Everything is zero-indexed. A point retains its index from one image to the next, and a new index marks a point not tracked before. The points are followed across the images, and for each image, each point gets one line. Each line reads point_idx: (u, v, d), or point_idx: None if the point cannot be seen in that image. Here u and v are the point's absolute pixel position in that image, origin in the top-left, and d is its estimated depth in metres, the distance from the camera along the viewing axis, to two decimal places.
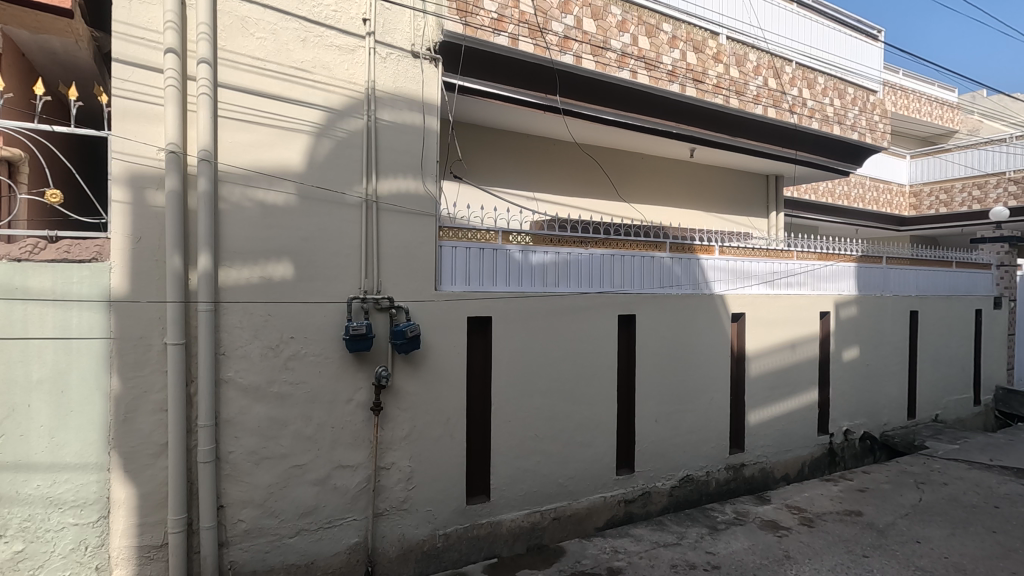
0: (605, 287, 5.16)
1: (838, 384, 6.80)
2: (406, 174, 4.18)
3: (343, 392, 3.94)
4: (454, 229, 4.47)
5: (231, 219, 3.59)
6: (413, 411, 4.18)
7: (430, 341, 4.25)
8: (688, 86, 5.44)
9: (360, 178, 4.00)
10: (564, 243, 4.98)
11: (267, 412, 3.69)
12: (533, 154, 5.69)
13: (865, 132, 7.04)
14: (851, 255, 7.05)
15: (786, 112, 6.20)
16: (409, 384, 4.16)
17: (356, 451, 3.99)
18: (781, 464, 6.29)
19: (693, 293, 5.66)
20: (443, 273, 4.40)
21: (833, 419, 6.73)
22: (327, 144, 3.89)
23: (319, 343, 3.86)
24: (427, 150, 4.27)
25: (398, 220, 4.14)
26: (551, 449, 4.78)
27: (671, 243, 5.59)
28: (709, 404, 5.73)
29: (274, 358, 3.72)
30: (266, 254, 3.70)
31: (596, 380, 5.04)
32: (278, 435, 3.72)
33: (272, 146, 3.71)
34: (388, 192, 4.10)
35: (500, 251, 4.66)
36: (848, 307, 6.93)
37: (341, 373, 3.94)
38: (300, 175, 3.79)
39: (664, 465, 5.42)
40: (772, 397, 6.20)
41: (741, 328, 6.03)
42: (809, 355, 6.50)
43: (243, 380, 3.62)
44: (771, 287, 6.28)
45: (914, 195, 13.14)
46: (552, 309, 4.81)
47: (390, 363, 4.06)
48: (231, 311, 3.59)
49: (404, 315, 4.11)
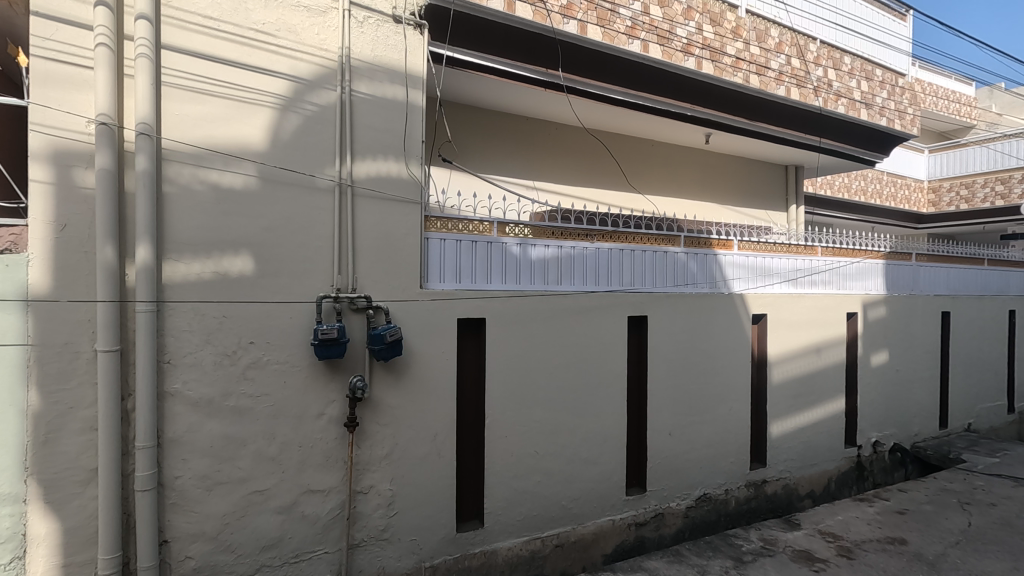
0: (614, 285, 4.63)
1: (866, 392, 6.23)
2: (387, 155, 3.66)
3: (312, 406, 3.42)
4: (442, 219, 3.95)
5: (178, 205, 3.07)
6: (394, 427, 3.65)
7: (414, 346, 3.72)
8: (704, 61, 4.90)
9: (332, 157, 3.48)
10: (567, 236, 4.45)
11: (221, 429, 3.16)
12: (533, 138, 5.15)
13: (893, 117, 6.49)
14: (878, 252, 6.51)
15: (810, 94, 5.66)
16: (390, 396, 3.63)
17: (328, 473, 3.46)
18: (806, 480, 5.73)
19: (709, 292, 5.12)
20: (429, 269, 3.88)
21: (861, 430, 6.18)
22: (293, 119, 3.37)
23: (285, 349, 3.34)
24: (411, 129, 3.74)
25: (377, 207, 3.62)
26: (552, 468, 4.24)
27: (686, 237, 5.07)
28: (728, 414, 5.18)
29: (230, 367, 3.20)
30: (220, 245, 3.17)
31: (604, 390, 4.50)
32: (235, 457, 3.20)
33: (228, 120, 3.19)
34: (365, 175, 3.57)
35: (495, 245, 4.13)
36: (877, 307, 6.37)
37: (310, 384, 3.42)
38: (261, 153, 3.28)
39: (679, 483, 4.88)
40: (796, 406, 5.64)
41: (762, 331, 5.50)
42: (835, 360, 5.94)
43: (193, 393, 3.10)
44: (793, 286, 5.74)
45: (933, 191, 12.56)
46: (555, 310, 4.27)
47: (367, 372, 3.53)
48: (178, 312, 3.07)
49: (383, 317, 3.59)
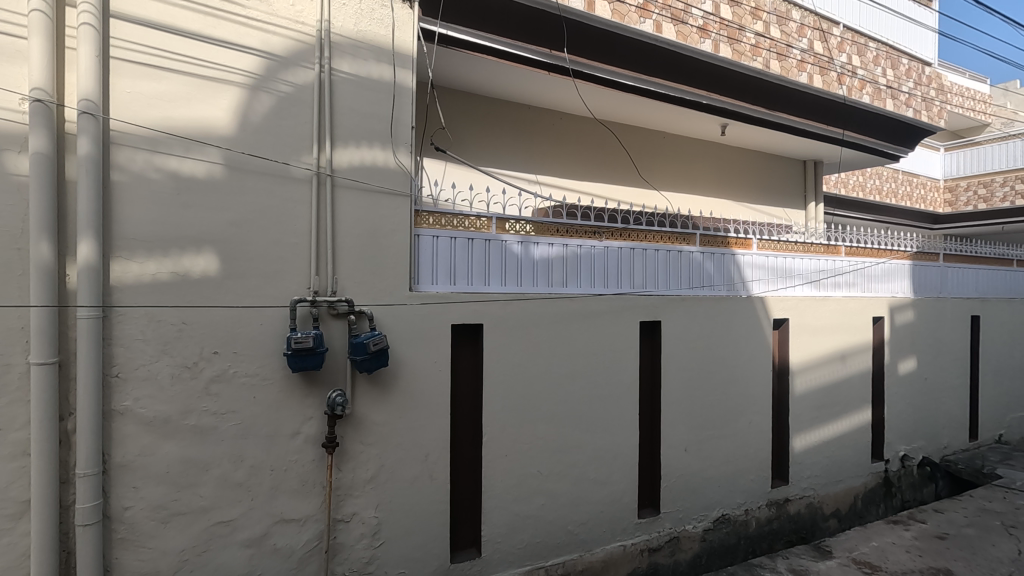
0: (624, 288, 4.23)
1: (894, 401, 5.81)
2: (371, 142, 3.27)
3: (287, 424, 3.02)
4: (435, 214, 3.56)
5: (129, 195, 2.69)
6: (380, 446, 3.25)
7: (403, 356, 3.33)
8: (722, 45, 4.52)
9: (309, 143, 3.09)
10: (574, 233, 4.05)
11: (179, 452, 2.77)
12: (535, 128, 4.75)
13: (920, 109, 6.08)
14: (905, 252, 6.09)
15: (834, 82, 5.27)
16: (375, 412, 3.23)
17: (304, 499, 3.06)
18: (832, 498, 5.31)
19: (727, 294, 4.72)
20: (420, 269, 3.49)
21: (889, 443, 5.75)
22: (265, 100, 2.98)
23: (254, 360, 2.94)
24: (399, 113, 3.35)
25: (361, 200, 3.23)
26: (558, 490, 3.84)
27: (702, 235, 4.68)
28: (748, 428, 4.77)
29: (191, 381, 2.80)
30: (179, 242, 2.79)
31: (614, 403, 4.09)
32: (196, 484, 2.81)
33: (188, 99, 2.81)
34: (346, 164, 3.19)
35: (495, 243, 3.74)
36: (904, 311, 5.95)
37: (284, 399, 3.02)
38: (227, 138, 2.89)
39: (695, 503, 4.47)
40: (820, 418, 5.23)
41: (784, 336, 5.09)
42: (861, 368, 5.52)
43: (146, 411, 2.71)
44: (816, 288, 5.33)
45: (949, 190, 12.16)
46: (560, 315, 3.87)
47: (349, 386, 3.14)
48: (128, 318, 2.68)
49: (367, 323, 3.20)
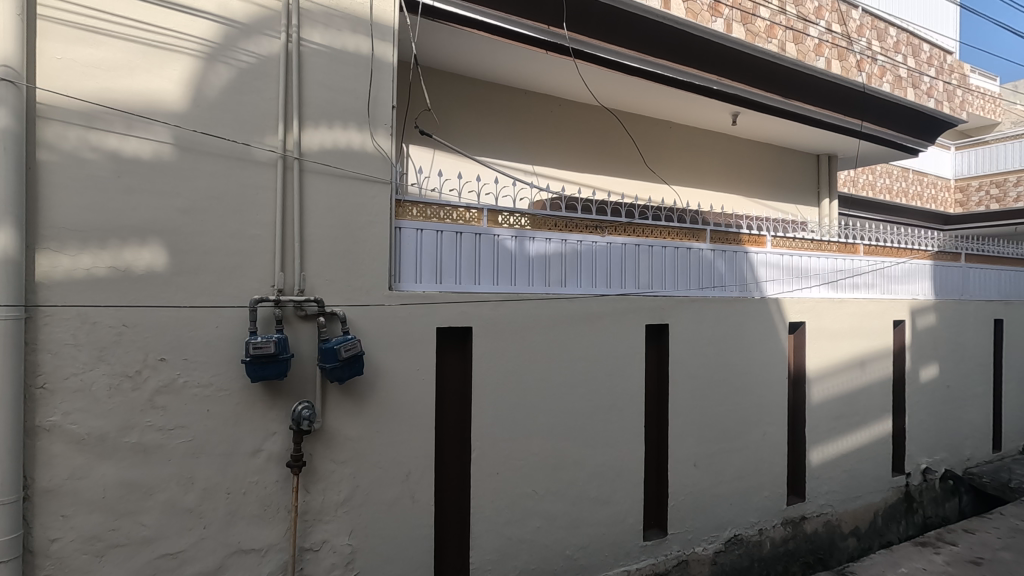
0: (628, 288, 3.87)
1: (915, 410, 5.44)
2: (345, 122, 2.91)
3: (246, 441, 2.65)
4: (419, 204, 3.19)
5: (59, 178, 2.33)
6: (355, 465, 2.89)
7: (381, 363, 2.96)
8: (734, 24, 4.16)
9: (274, 123, 2.74)
10: (573, 228, 3.69)
11: (118, 475, 2.41)
12: (532, 115, 4.39)
13: (942, 99, 5.73)
14: (925, 251, 5.73)
15: (852, 68, 4.92)
16: (349, 427, 2.87)
17: (266, 527, 2.69)
18: (850, 515, 4.93)
19: (740, 296, 4.36)
20: (402, 265, 3.13)
21: (910, 455, 5.38)
22: (223, 72, 2.62)
23: (208, 368, 2.58)
24: (377, 91, 2.99)
25: (333, 187, 2.87)
26: (555, 511, 3.47)
27: (712, 231, 4.32)
28: (762, 440, 4.40)
29: (132, 393, 2.44)
30: (120, 232, 2.43)
31: (618, 414, 3.73)
32: (138, 511, 2.44)
33: (131, 69, 2.45)
34: (317, 146, 2.83)
35: (486, 237, 3.38)
36: (926, 314, 5.58)
37: (242, 413, 2.65)
38: (178, 114, 2.53)
39: (705, 523, 4.10)
40: (838, 429, 4.86)
41: (800, 341, 4.72)
42: (881, 375, 5.15)
43: (78, 428, 2.34)
44: (833, 289, 4.97)
45: (960, 189, 11.77)
46: (558, 317, 3.51)
47: (319, 396, 2.78)
48: (57, 320, 2.32)
49: (340, 326, 2.83)
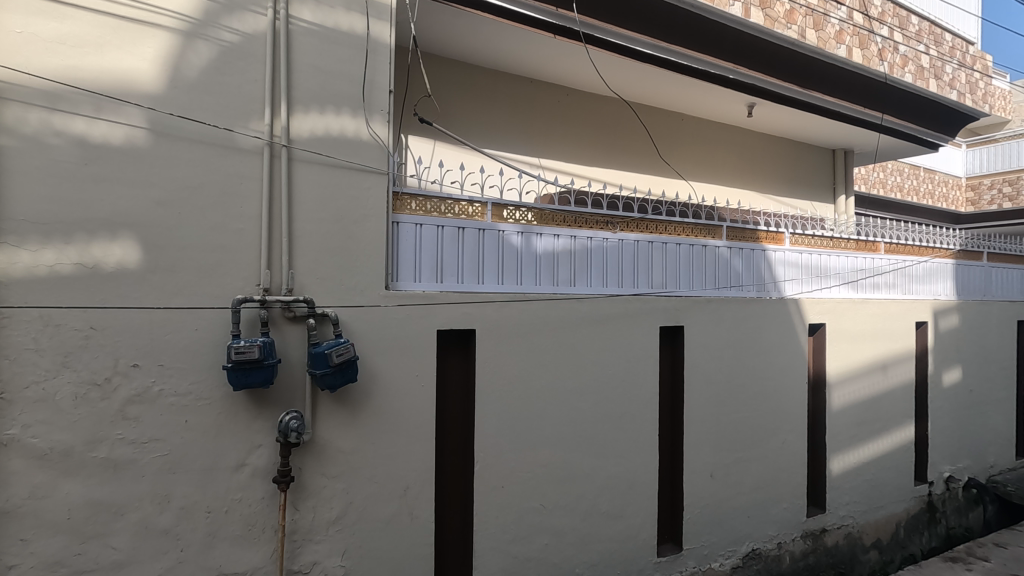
0: (641, 288, 3.63)
1: (938, 416, 5.20)
2: (338, 107, 2.68)
3: (228, 456, 2.42)
4: (418, 197, 2.96)
5: (18, 165, 2.10)
6: (348, 479, 2.66)
7: (377, 368, 2.73)
8: (753, 9, 3.93)
9: (259, 106, 2.51)
10: (583, 223, 3.46)
11: (84, 493, 2.18)
12: (538, 105, 4.15)
13: (964, 92, 5.49)
14: (947, 250, 5.49)
15: (874, 57, 4.68)
16: (341, 438, 2.64)
17: (250, 548, 2.46)
18: (871, 526, 4.69)
19: (757, 296, 4.12)
20: (399, 263, 2.90)
21: (932, 463, 5.14)
22: (203, 51, 2.39)
23: (186, 376, 2.35)
24: (373, 74, 2.76)
25: (324, 177, 2.64)
26: (564, 527, 3.24)
27: (729, 227, 4.08)
28: (781, 448, 4.17)
29: (101, 403, 2.21)
30: (87, 225, 2.20)
31: (630, 423, 3.49)
32: (107, 533, 2.21)
33: (100, 45, 2.22)
34: (307, 133, 2.60)
35: (490, 233, 3.14)
36: (949, 316, 5.34)
37: (224, 425, 2.42)
38: (152, 95, 2.30)
39: (722, 537, 3.86)
40: (859, 436, 4.62)
41: (819, 344, 4.49)
42: (903, 379, 4.91)
43: (39, 442, 2.12)
44: (854, 289, 4.73)
45: (972, 188, 11.49)
46: (568, 319, 3.28)
47: (308, 406, 2.55)
48: (16, 322, 2.09)
49: (332, 329, 2.61)
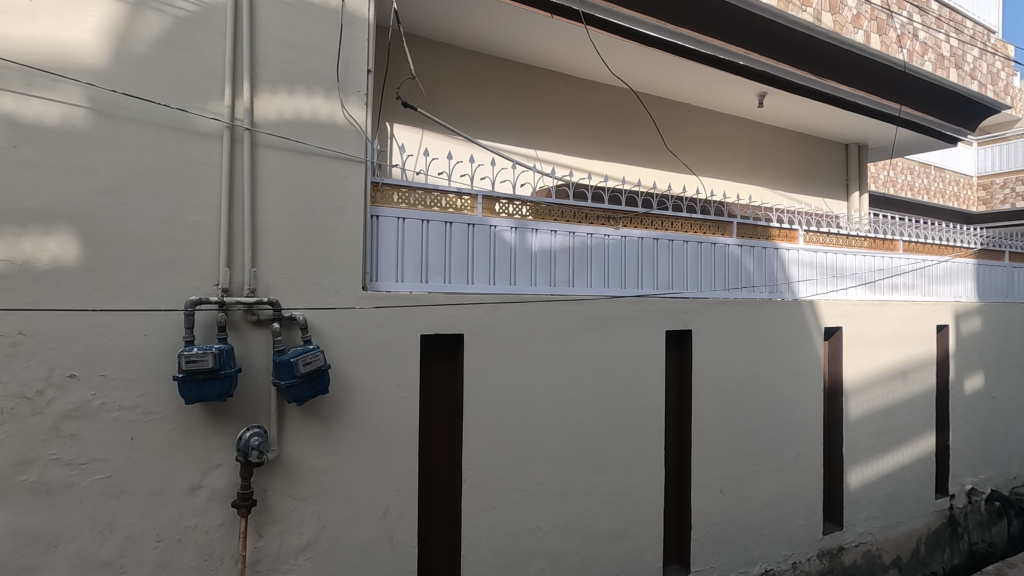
0: (645, 288, 3.36)
1: (959, 425, 4.91)
2: (309, 88, 2.41)
3: (182, 477, 2.15)
4: (401, 188, 2.69)
5: None
6: (319, 502, 2.38)
7: (352, 378, 2.46)
8: None
9: (219, 85, 2.24)
10: (582, 218, 3.18)
11: (12, 522, 1.91)
12: (535, 93, 3.88)
13: (986, 82, 5.20)
14: (968, 249, 5.20)
15: (892, 44, 4.41)
16: (312, 456, 2.37)
17: None
18: (891, 543, 4.40)
19: (770, 297, 3.85)
20: (379, 261, 2.62)
21: (954, 475, 4.85)
22: (154, 21, 2.13)
23: (133, 387, 2.08)
24: (349, 52, 2.50)
25: (293, 164, 2.37)
26: (561, 550, 2.96)
27: (739, 224, 3.80)
28: (796, 461, 3.88)
29: (31, 420, 1.94)
30: (16, 217, 1.93)
31: (634, 435, 3.21)
32: (38, 568, 1.94)
33: (33, 13, 1.95)
34: (274, 115, 2.33)
35: (480, 228, 2.87)
36: (971, 319, 5.05)
37: (176, 443, 2.14)
38: (94, 70, 2.03)
39: (733, 557, 3.57)
40: (878, 448, 4.33)
41: (836, 348, 4.20)
42: (924, 386, 4.62)
43: None
44: (871, 290, 4.44)
45: (984, 187, 11.15)
46: (566, 322, 3.00)
47: (274, 421, 2.28)
48: None
49: (300, 334, 2.34)
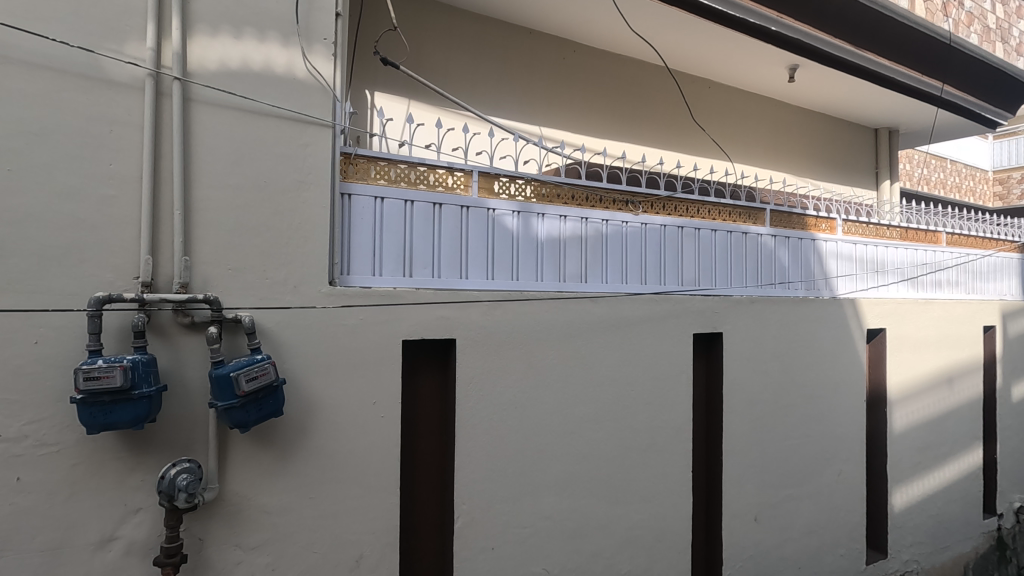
0: (668, 284, 2.88)
1: (1007, 437, 4.44)
2: (261, 31, 1.92)
3: (88, 527, 1.66)
4: (378, 161, 2.20)
5: None
6: (273, 552, 1.89)
7: (315, 396, 1.97)
8: None
9: (141, 22, 1.75)
10: (596, 202, 2.69)
11: None
12: (538, 62, 3.40)
13: None
14: (1014, 243, 4.72)
15: (937, 12, 3.95)
16: (262, 495, 1.88)
17: None
18: (937, 569, 3.93)
19: (808, 294, 3.37)
20: (351, 250, 2.13)
21: (1002, 492, 4.38)
22: None
23: (19, 413, 1.58)
24: None
25: (238, 126, 1.88)
26: None
27: (773, 211, 3.32)
28: (837, 481, 3.41)
29: None
30: None
31: (658, 457, 2.73)
32: None
33: None
34: (213, 64, 1.84)
35: (476, 210, 2.38)
36: (1017, 319, 4.57)
37: (80, 483, 1.65)
38: None
39: None
40: (924, 464, 3.85)
41: (878, 352, 3.73)
42: (971, 394, 4.15)
43: None
44: (914, 286, 3.98)
45: (1000, 182, 10.72)
46: (577, 324, 2.51)
47: (212, 452, 1.79)
48: None
49: (247, 340, 1.84)
